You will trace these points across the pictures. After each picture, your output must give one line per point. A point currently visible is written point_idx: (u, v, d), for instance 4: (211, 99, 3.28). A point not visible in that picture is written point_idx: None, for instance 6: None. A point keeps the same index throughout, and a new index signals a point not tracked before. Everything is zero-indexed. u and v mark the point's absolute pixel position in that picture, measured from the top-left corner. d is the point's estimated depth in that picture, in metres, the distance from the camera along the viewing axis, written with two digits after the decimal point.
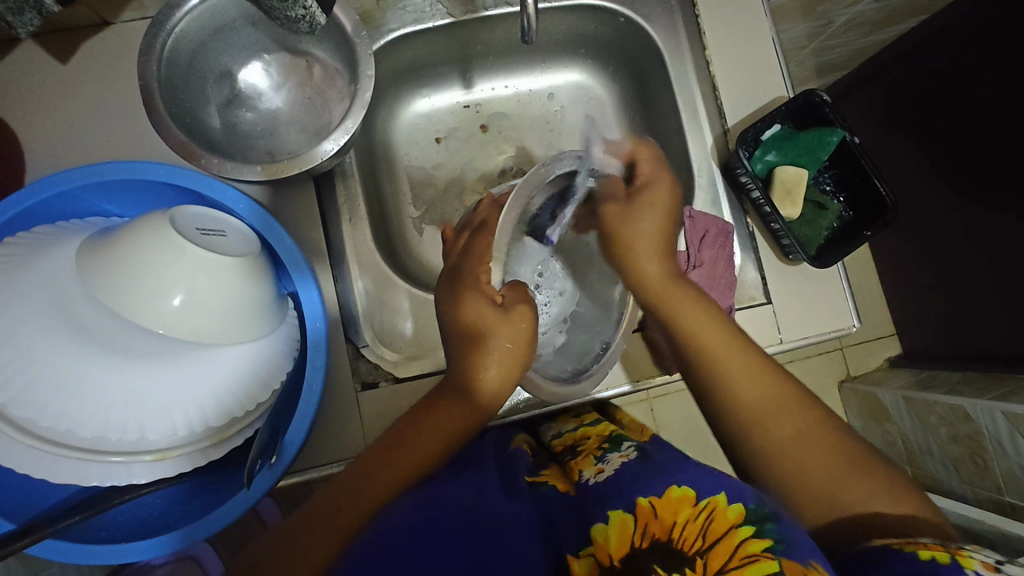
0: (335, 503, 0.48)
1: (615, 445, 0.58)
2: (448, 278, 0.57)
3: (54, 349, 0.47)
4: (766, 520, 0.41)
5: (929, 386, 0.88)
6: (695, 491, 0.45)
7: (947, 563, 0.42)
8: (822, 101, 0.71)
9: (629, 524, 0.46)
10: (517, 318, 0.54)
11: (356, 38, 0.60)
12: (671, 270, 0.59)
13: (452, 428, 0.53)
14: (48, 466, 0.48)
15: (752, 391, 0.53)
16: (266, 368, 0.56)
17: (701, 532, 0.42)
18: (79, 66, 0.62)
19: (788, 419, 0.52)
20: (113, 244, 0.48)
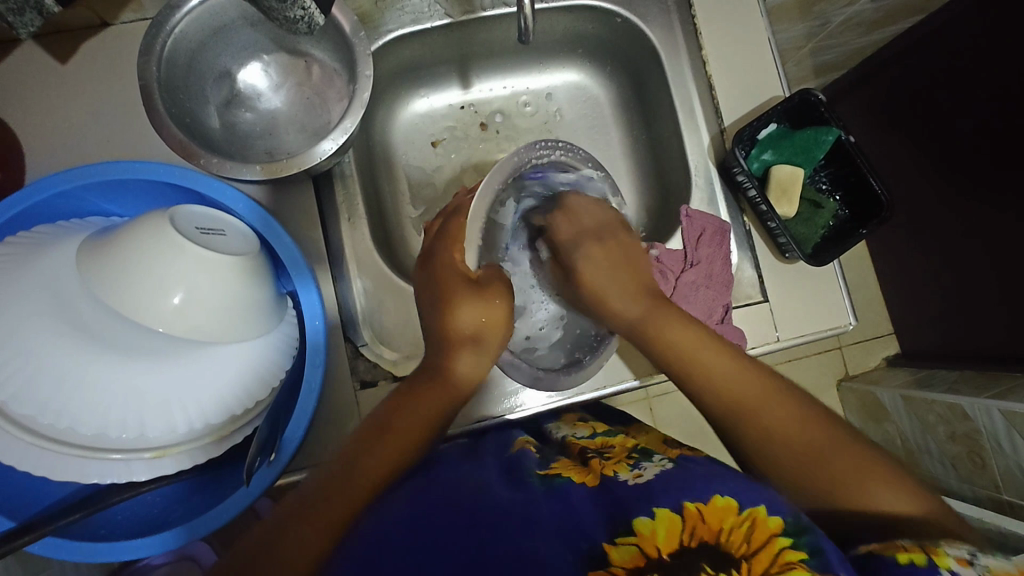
0: (329, 494, 0.48)
1: (647, 456, 0.57)
2: (423, 258, 0.61)
3: (55, 347, 0.48)
4: (803, 533, 0.43)
5: (928, 384, 0.89)
6: (738, 501, 0.46)
7: (923, 565, 0.43)
8: (817, 101, 0.71)
9: (677, 523, 0.45)
10: (489, 297, 0.58)
11: (355, 38, 0.61)
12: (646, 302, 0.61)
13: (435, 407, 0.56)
14: (48, 463, 0.49)
15: (739, 393, 0.54)
16: (265, 367, 0.56)
17: (745, 539, 0.43)
18: (80, 66, 0.62)
19: (778, 411, 0.53)
20: (113, 242, 0.48)
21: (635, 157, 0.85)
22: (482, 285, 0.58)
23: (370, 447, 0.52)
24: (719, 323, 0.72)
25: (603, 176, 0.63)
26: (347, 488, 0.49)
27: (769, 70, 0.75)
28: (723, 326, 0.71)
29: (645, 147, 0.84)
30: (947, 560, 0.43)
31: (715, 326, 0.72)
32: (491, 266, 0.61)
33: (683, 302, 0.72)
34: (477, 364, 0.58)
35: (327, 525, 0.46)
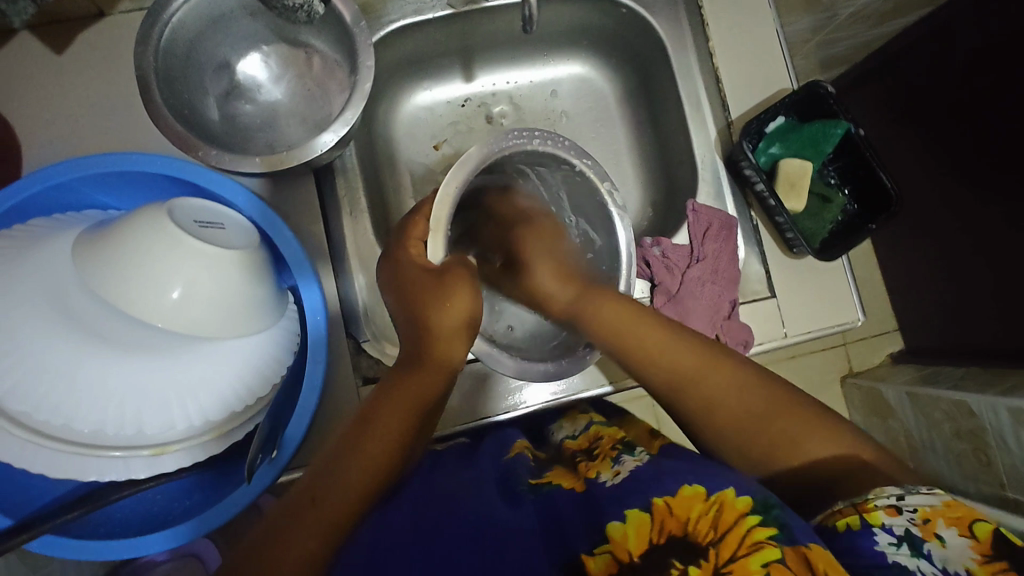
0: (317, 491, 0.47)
1: (630, 449, 0.58)
2: (384, 263, 0.58)
3: (52, 342, 0.47)
4: (773, 509, 0.44)
5: (932, 381, 0.88)
6: (705, 488, 0.46)
7: (857, 527, 0.44)
8: (825, 93, 0.69)
9: (646, 520, 0.45)
10: (451, 289, 0.54)
11: (356, 28, 0.59)
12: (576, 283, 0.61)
13: (419, 395, 0.53)
14: (46, 460, 0.48)
15: (682, 363, 0.54)
16: (264, 364, 0.55)
17: (713, 524, 0.43)
18: (78, 56, 0.61)
19: (720, 374, 0.53)
20: (110, 236, 0.48)
21: (640, 150, 0.84)
22: (442, 273, 0.55)
23: (353, 440, 0.50)
24: (726, 319, 0.70)
25: (588, 164, 0.62)
26: (335, 488, 0.48)
27: (777, 61, 0.74)
28: (730, 321, 0.70)
29: (650, 140, 0.83)
30: (877, 514, 0.44)
31: (722, 322, 0.71)
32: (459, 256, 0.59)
33: (690, 297, 0.70)
34: (456, 344, 0.55)
35: (318, 529, 0.45)
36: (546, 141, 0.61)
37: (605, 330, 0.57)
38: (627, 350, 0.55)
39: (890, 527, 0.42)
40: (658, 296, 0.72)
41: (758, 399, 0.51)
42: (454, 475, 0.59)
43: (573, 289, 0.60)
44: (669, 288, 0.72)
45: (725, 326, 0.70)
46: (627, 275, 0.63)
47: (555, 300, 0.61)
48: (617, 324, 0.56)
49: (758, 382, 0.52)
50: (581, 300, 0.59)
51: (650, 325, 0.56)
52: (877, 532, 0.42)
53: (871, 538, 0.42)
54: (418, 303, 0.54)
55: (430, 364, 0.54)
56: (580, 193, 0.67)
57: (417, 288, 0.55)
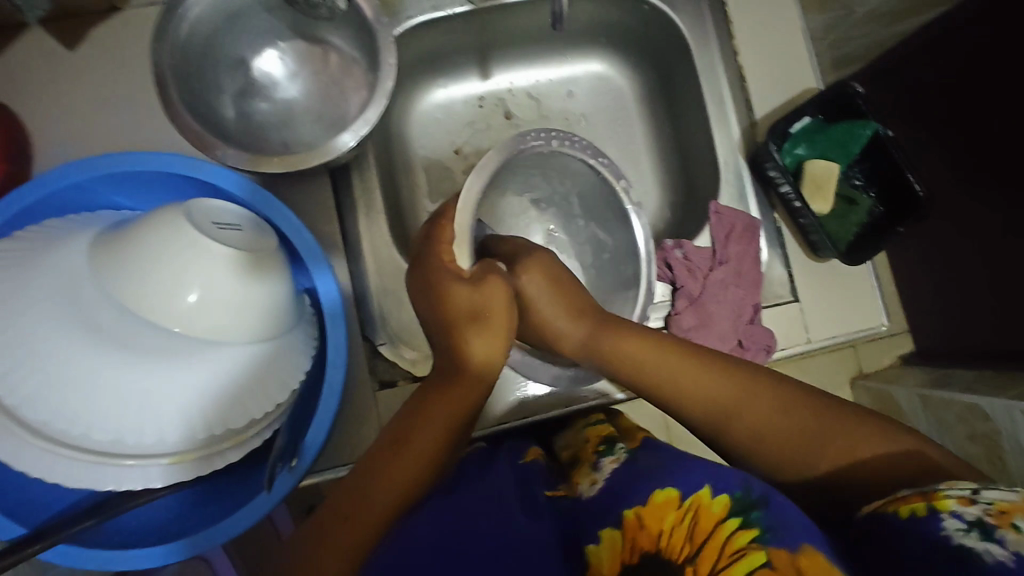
0: (350, 508, 0.49)
1: (609, 448, 0.57)
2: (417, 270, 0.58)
3: (68, 348, 0.45)
4: (753, 509, 0.41)
5: (944, 384, 0.80)
6: (679, 491, 0.46)
7: (924, 514, 0.39)
8: (855, 92, 0.68)
9: (620, 541, 0.46)
10: (488, 291, 0.56)
11: (377, 24, 0.58)
12: (586, 324, 0.60)
13: (455, 411, 0.54)
14: (62, 471, 0.46)
15: (706, 394, 0.51)
16: (282, 367, 0.54)
17: (690, 533, 0.42)
18: (91, 50, 0.60)
19: (753, 399, 0.50)
20: (129, 242, 0.47)
21: (659, 150, 0.82)
22: (478, 278, 0.57)
23: (381, 459, 0.51)
24: (748, 323, 0.69)
25: (606, 163, 0.63)
26: (368, 502, 0.49)
27: (802, 61, 0.73)
28: (752, 326, 0.69)
29: (670, 140, 0.81)
30: (947, 502, 0.38)
31: (744, 326, 0.69)
32: (485, 261, 0.60)
33: (712, 301, 0.69)
34: (492, 337, 0.56)
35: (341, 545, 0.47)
36: (563, 140, 0.61)
37: (626, 363, 0.56)
38: (657, 385, 0.54)
39: (960, 513, 0.37)
40: (680, 299, 0.70)
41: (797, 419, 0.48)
42: (472, 480, 0.56)
43: (584, 327, 0.59)
44: (691, 292, 0.70)
45: (747, 330, 0.69)
46: (647, 274, 0.64)
47: (565, 338, 0.60)
48: (635, 356, 0.55)
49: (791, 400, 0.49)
50: (595, 336, 0.58)
51: (671, 352, 0.54)
52: (945, 518, 0.38)
53: (938, 524, 0.38)
54: (449, 309, 0.56)
55: (468, 377, 0.55)
56: (595, 194, 0.68)
57: (452, 302, 0.56)
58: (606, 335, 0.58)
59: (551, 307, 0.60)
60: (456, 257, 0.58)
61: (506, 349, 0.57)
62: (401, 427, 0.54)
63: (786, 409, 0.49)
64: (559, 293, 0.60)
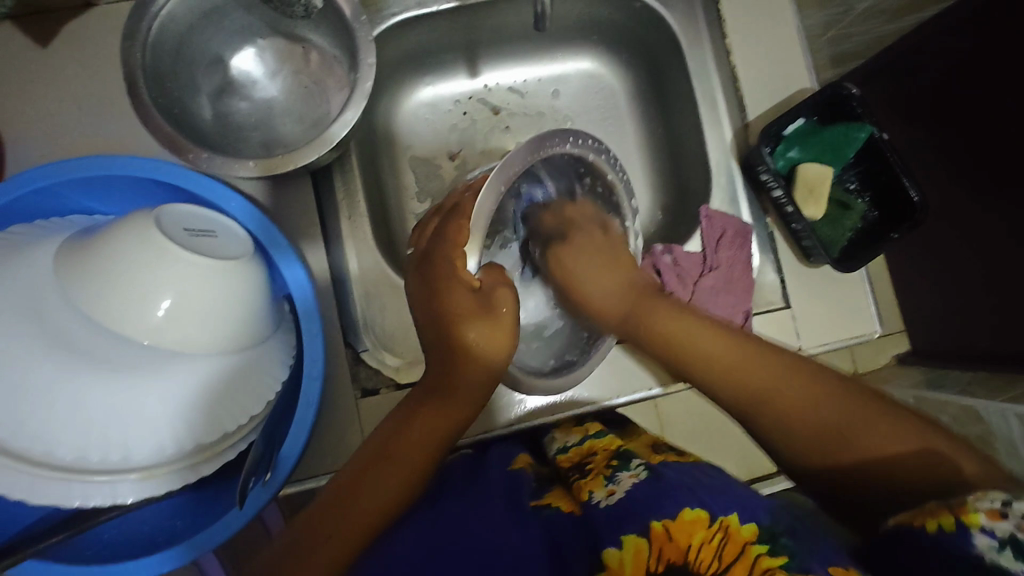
0: (332, 524, 0.48)
1: (625, 464, 0.55)
2: (418, 270, 0.55)
3: (32, 362, 0.44)
4: (779, 537, 0.42)
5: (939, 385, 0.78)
6: (708, 512, 0.44)
7: (953, 529, 0.38)
8: (849, 94, 0.66)
9: (645, 547, 0.44)
10: (496, 314, 0.54)
11: (356, 23, 0.56)
12: (634, 291, 0.60)
13: (449, 418, 0.53)
14: (23, 487, 0.45)
15: (739, 370, 0.52)
16: (257, 377, 0.52)
17: (717, 554, 0.42)
18: (63, 49, 0.58)
19: (793, 379, 0.50)
20: (96, 249, 0.45)
21: (651, 151, 0.80)
22: (488, 294, 0.55)
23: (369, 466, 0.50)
24: None
25: (625, 179, 0.62)
26: (349, 515, 0.49)
27: (797, 61, 0.71)
28: None
29: (662, 140, 0.79)
30: (978, 516, 0.37)
31: None
32: (489, 269, 0.57)
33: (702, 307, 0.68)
34: (494, 341, 0.53)
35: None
36: (597, 152, 0.59)
37: (662, 338, 0.56)
38: (676, 351, 0.55)
39: (992, 530, 0.36)
40: None
41: (827, 408, 0.47)
42: (460, 495, 0.56)
43: (628, 297, 0.60)
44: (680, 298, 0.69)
45: None
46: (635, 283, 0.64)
47: (606, 307, 0.61)
48: (683, 336, 0.55)
49: (841, 396, 0.48)
50: (634, 310, 0.59)
51: (712, 331, 0.55)
52: (975, 535, 0.37)
53: (967, 539, 0.37)
54: (451, 315, 0.53)
55: (465, 381, 0.53)
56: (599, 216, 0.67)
57: (456, 308, 0.53)
58: (651, 303, 0.59)
59: (595, 278, 0.62)
60: (466, 258, 0.53)
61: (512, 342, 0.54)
62: (382, 438, 0.52)
63: (840, 412, 0.47)
64: (607, 270, 0.61)
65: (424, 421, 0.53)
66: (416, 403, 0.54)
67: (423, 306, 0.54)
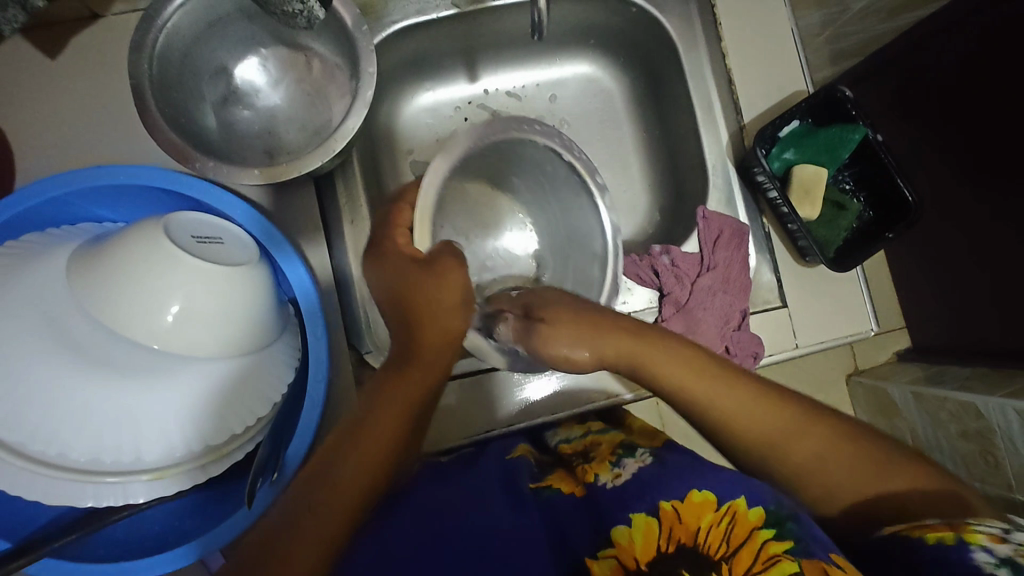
0: (314, 508, 0.44)
1: (630, 451, 0.57)
2: (368, 257, 0.54)
3: (45, 367, 0.46)
4: (786, 522, 0.43)
5: (939, 380, 0.79)
6: (716, 495, 0.46)
7: (952, 543, 0.41)
8: (844, 96, 0.67)
9: (654, 527, 0.45)
10: (444, 280, 0.51)
11: (358, 33, 0.58)
12: (633, 330, 0.53)
13: (420, 388, 0.51)
14: (40, 487, 0.47)
15: (760, 424, 0.49)
16: (264, 381, 0.53)
17: (725, 537, 0.43)
18: (71, 61, 0.60)
19: (810, 434, 0.49)
20: (107, 255, 0.47)
21: (649, 153, 0.81)
22: (432, 262, 0.52)
23: (344, 440, 0.47)
24: (735, 330, 0.69)
25: (584, 158, 0.60)
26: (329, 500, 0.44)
27: (790, 65, 0.72)
28: (739, 333, 0.69)
29: (659, 142, 0.80)
30: (977, 536, 0.41)
31: (731, 332, 0.69)
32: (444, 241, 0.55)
33: (700, 308, 0.68)
34: (447, 305, 0.52)
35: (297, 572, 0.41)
36: (549, 138, 0.59)
37: (669, 388, 0.52)
38: (690, 404, 0.51)
39: (992, 549, 0.39)
40: (666, 307, 0.70)
41: (846, 462, 0.48)
42: (459, 481, 0.56)
43: (628, 337, 0.53)
44: (677, 298, 0.70)
45: (735, 337, 0.69)
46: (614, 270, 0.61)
47: (608, 349, 0.53)
48: (696, 388, 0.51)
49: (853, 442, 0.49)
50: (638, 354, 0.52)
51: (721, 375, 0.51)
52: (975, 551, 0.40)
53: (968, 554, 0.40)
54: (409, 291, 0.51)
55: (430, 348, 0.52)
56: (568, 199, 0.65)
57: (415, 289, 0.51)
58: (652, 342, 0.53)
59: (580, 323, 0.53)
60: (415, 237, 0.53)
61: (469, 317, 0.54)
62: (357, 419, 0.49)
63: (853, 457, 0.48)
64: (588, 313, 0.54)
65: (392, 393, 0.50)
66: (384, 377, 0.51)
67: (385, 290, 0.53)
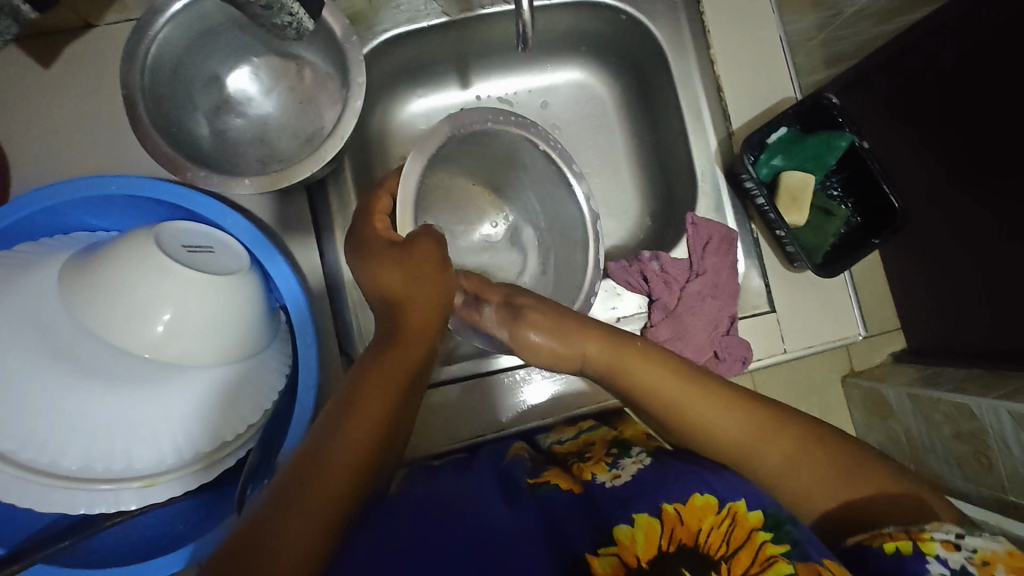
0: (307, 474, 0.41)
1: (626, 452, 0.57)
2: (351, 247, 0.56)
3: (38, 376, 0.46)
4: (784, 525, 0.44)
5: (932, 382, 0.79)
6: (717, 498, 0.46)
7: (909, 552, 0.43)
8: (830, 104, 0.68)
9: (656, 527, 0.45)
10: (419, 262, 0.53)
11: (347, 43, 0.58)
12: (607, 335, 0.58)
13: (406, 365, 0.50)
14: (33, 494, 0.47)
15: (729, 431, 0.51)
16: (255, 389, 0.54)
17: (725, 538, 0.44)
18: (64, 71, 0.60)
19: (778, 440, 0.50)
20: (99, 265, 0.48)
21: (640, 158, 0.82)
22: (409, 243, 0.54)
23: (333, 419, 0.45)
24: (723, 335, 0.70)
25: (556, 145, 0.64)
26: (324, 467, 0.42)
27: (778, 72, 0.73)
28: (728, 338, 0.69)
29: (650, 148, 0.81)
30: (932, 544, 0.43)
31: (720, 337, 0.70)
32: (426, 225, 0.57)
33: (688, 313, 0.69)
34: (424, 284, 0.53)
35: (299, 547, 0.38)
36: (523, 130, 0.63)
37: (641, 392, 0.54)
38: (663, 410, 0.53)
39: (945, 559, 0.41)
40: (655, 312, 0.70)
41: (813, 469, 0.49)
42: (451, 482, 0.55)
43: (600, 343, 0.57)
44: (666, 304, 0.70)
45: (723, 342, 0.69)
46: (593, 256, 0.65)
47: (588, 351, 0.57)
48: (667, 393, 0.53)
49: (824, 449, 0.49)
50: (613, 356, 0.56)
51: (690, 383, 0.53)
52: (929, 561, 0.42)
53: (924, 565, 0.42)
54: (383, 277, 0.53)
55: (413, 330, 0.53)
56: (547, 188, 0.70)
57: (389, 278, 0.53)
58: (625, 348, 0.56)
59: (558, 328, 0.57)
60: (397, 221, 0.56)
61: (449, 289, 0.55)
62: (345, 395, 0.47)
63: (821, 465, 0.49)
64: (566, 318, 0.58)
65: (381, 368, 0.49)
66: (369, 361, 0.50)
67: (365, 280, 0.54)
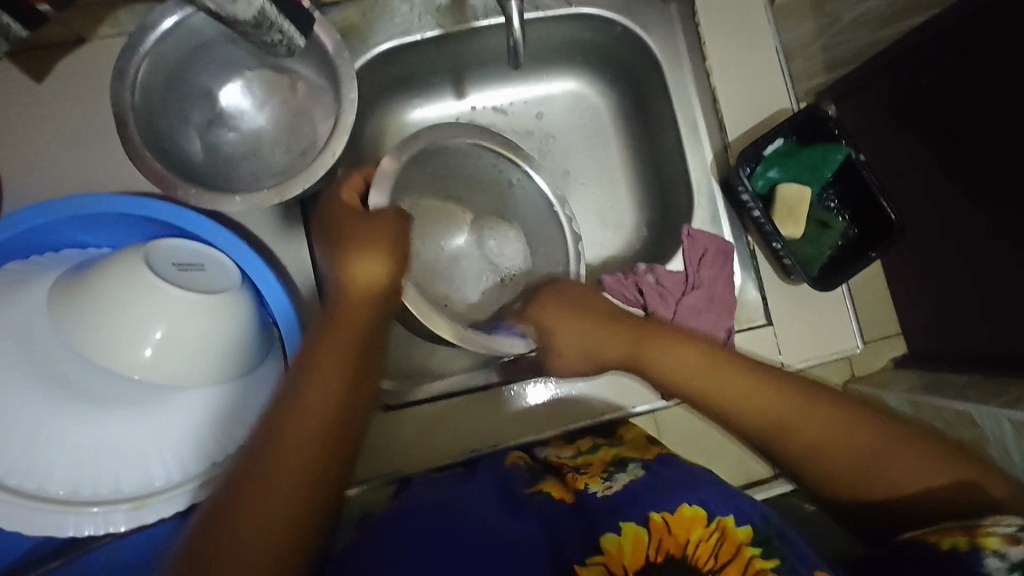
0: (255, 473, 0.45)
1: (622, 467, 0.57)
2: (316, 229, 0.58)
3: (29, 398, 0.47)
4: (772, 540, 0.46)
5: (933, 389, 0.77)
6: (705, 510, 0.48)
7: (966, 548, 0.44)
8: (826, 116, 0.68)
9: (643, 537, 0.46)
10: (370, 242, 0.54)
11: (338, 57, 0.58)
12: (632, 323, 0.62)
13: (356, 341, 0.52)
14: (22, 519, 0.47)
15: (769, 409, 0.56)
16: (245, 406, 0.54)
17: (713, 552, 0.45)
18: (56, 89, 0.60)
19: (816, 416, 0.55)
20: (87, 287, 0.48)
21: (637, 169, 0.81)
22: (369, 224, 0.56)
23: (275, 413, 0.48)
24: None
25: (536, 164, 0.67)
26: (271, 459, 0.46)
27: (775, 82, 0.72)
28: None
29: (646, 159, 0.80)
30: (992, 540, 0.44)
31: None
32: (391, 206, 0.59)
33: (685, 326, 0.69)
34: (375, 262, 0.54)
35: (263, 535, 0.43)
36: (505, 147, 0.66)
37: (667, 376, 0.60)
38: (698, 395, 0.59)
39: (1005, 554, 0.42)
40: None
41: (849, 440, 0.54)
42: (452, 487, 0.54)
43: (628, 337, 0.61)
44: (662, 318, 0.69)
45: None
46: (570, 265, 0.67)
47: (615, 349, 0.61)
48: (697, 377, 0.58)
49: (850, 424, 0.55)
50: (638, 350, 0.61)
51: (724, 365, 0.58)
52: (987, 556, 0.43)
53: (981, 560, 0.43)
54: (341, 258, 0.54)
55: (357, 307, 0.53)
56: (532, 212, 0.71)
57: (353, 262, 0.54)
58: (651, 338, 0.61)
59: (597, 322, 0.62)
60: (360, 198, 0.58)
61: (392, 264, 0.55)
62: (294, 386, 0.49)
63: (859, 440, 0.54)
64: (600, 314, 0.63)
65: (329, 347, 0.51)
66: (318, 339, 0.51)
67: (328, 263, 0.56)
